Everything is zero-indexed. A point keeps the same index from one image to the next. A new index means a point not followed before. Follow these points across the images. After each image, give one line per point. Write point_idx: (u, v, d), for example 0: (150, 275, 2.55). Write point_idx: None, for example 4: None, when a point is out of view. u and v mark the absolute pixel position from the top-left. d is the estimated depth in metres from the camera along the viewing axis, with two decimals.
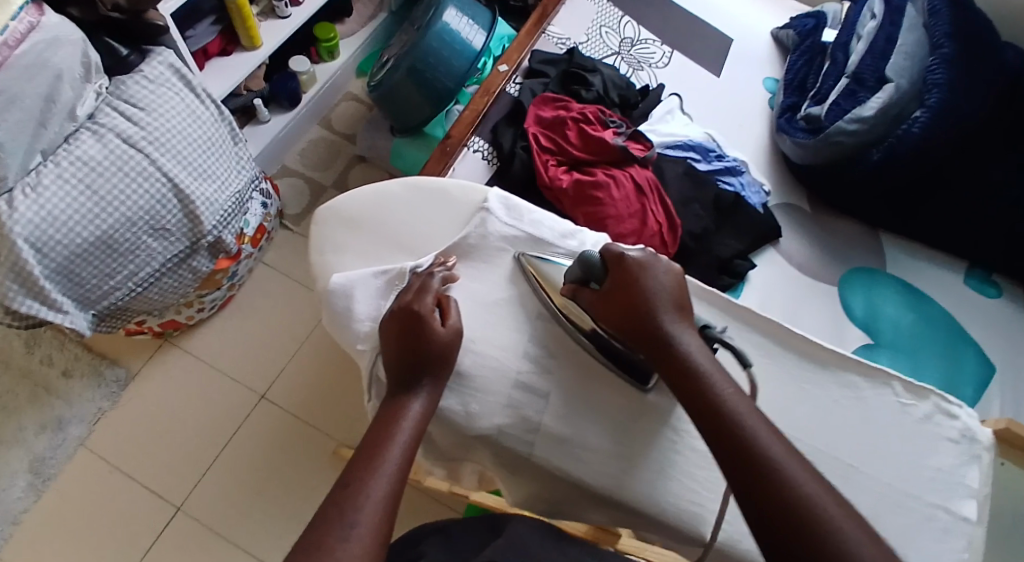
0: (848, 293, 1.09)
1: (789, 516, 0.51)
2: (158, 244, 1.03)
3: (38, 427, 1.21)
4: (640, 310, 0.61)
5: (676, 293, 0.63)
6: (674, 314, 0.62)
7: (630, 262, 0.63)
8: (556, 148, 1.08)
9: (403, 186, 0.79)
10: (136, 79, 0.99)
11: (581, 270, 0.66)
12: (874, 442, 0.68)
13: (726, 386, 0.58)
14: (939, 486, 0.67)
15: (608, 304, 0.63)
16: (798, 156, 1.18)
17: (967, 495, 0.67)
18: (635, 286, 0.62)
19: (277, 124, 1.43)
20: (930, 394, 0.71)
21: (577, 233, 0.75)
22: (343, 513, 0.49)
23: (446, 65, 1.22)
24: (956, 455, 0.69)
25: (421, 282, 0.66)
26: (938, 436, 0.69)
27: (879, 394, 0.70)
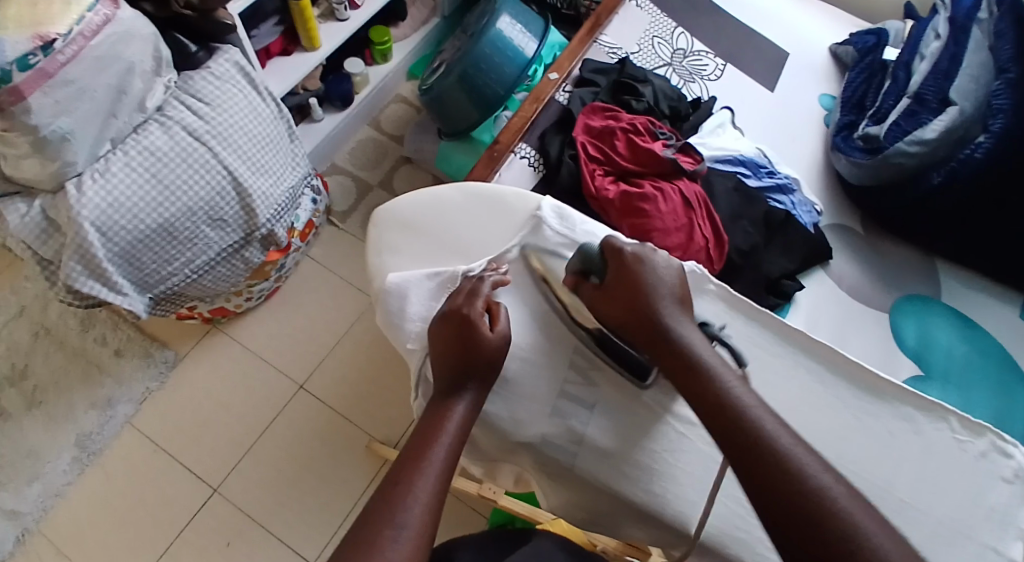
0: (899, 320, 1.06)
1: (816, 539, 0.49)
2: (214, 234, 1.06)
3: (88, 404, 1.25)
4: (641, 305, 0.61)
5: (677, 286, 0.63)
6: (677, 307, 0.62)
7: (627, 258, 0.63)
8: (604, 158, 1.07)
9: (460, 192, 0.80)
10: (203, 75, 1.02)
11: (580, 264, 0.67)
12: (922, 475, 0.66)
13: (725, 371, 0.58)
14: (989, 525, 0.65)
15: (606, 298, 0.64)
16: (852, 175, 1.16)
17: (1017, 536, 0.65)
18: (634, 281, 0.62)
19: (329, 122, 1.46)
20: (986, 430, 0.68)
21: None
22: (390, 513, 0.50)
23: (498, 71, 1.23)
24: (1010, 494, 0.66)
25: (473, 286, 0.66)
26: (991, 474, 0.67)
27: (933, 428, 0.68)
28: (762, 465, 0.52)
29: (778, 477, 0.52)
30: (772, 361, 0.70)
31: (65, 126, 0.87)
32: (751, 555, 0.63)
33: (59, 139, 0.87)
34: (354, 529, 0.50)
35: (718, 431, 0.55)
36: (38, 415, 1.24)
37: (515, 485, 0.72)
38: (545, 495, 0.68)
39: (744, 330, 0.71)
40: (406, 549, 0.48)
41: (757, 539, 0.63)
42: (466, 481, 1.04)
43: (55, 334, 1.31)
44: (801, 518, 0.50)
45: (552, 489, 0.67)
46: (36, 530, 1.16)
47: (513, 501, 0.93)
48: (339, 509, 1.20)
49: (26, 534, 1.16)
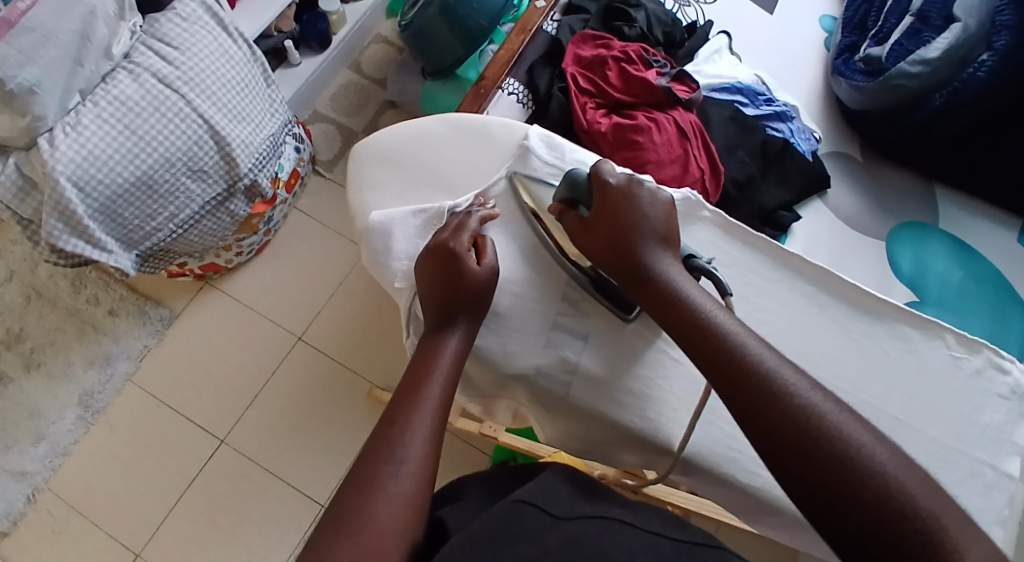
0: (896, 246, 1.04)
1: (812, 463, 0.48)
2: (197, 186, 1.03)
3: (87, 362, 1.25)
4: (621, 240, 0.60)
5: (663, 223, 0.61)
6: (660, 243, 0.60)
7: (609, 193, 0.62)
8: (595, 90, 1.03)
9: (442, 124, 0.77)
10: (168, 17, 0.98)
11: (568, 192, 0.65)
12: (921, 395, 0.65)
13: (707, 301, 0.56)
14: (986, 442, 0.65)
15: (591, 232, 0.62)
16: (852, 99, 1.13)
17: (1014, 451, 0.65)
18: (614, 216, 0.61)
19: (308, 66, 1.41)
20: (983, 347, 0.68)
21: None
22: (389, 448, 0.49)
23: (481, 2, 1.17)
24: (1006, 411, 0.66)
25: (460, 221, 0.64)
26: (987, 391, 0.67)
27: (929, 346, 0.67)
28: (748, 389, 0.51)
29: (757, 400, 0.50)
30: (768, 285, 0.69)
31: (31, 77, 0.84)
32: (745, 475, 0.63)
33: (25, 92, 0.84)
34: (354, 468, 0.49)
35: (705, 364, 0.54)
36: (37, 376, 1.24)
37: (512, 421, 0.73)
38: (541, 429, 0.67)
39: (739, 256, 0.70)
40: (405, 482, 0.48)
41: (752, 460, 0.63)
42: (466, 423, 1.04)
43: (48, 296, 1.30)
44: (798, 446, 0.48)
45: (547, 422, 0.66)
46: (46, 488, 1.17)
47: (515, 437, 0.99)
48: (341, 455, 1.21)
49: (34, 493, 1.17)
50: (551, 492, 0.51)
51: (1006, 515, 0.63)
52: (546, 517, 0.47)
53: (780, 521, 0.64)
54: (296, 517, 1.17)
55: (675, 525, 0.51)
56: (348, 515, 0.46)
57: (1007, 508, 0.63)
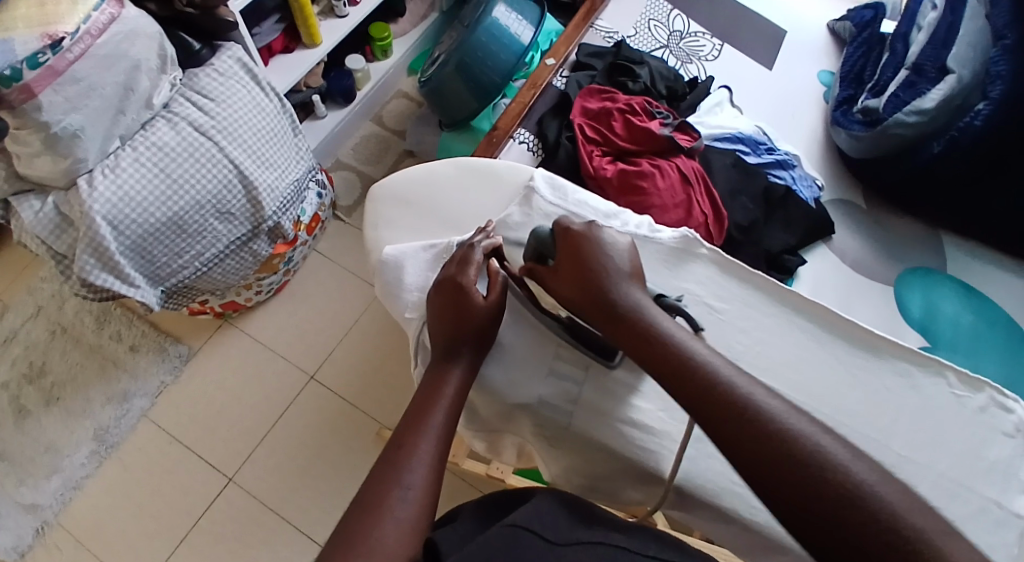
0: (905, 292, 1.07)
1: (793, 490, 0.50)
2: (223, 227, 1.08)
3: (106, 398, 1.28)
4: (591, 282, 0.62)
5: (628, 261, 0.64)
6: (629, 279, 0.63)
7: (577, 236, 0.64)
8: (601, 139, 1.08)
9: (452, 167, 0.81)
10: (206, 72, 1.05)
11: (535, 250, 0.68)
12: (924, 431, 0.66)
13: (680, 333, 0.59)
14: (990, 478, 0.65)
15: (559, 277, 0.64)
16: (852, 149, 1.17)
17: (1020, 490, 0.65)
18: (583, 259, 0.63)
19: (331, 120, 1.47)
20: (984, 385, 0.69)
21: (621, 214, 0.76)
22: (395, 471, 0.53)
23: (493, 59, 1.25)
24: (1010, 448, 0.67)
25: (464, 253, 0.67)
26: (990, 428, 0.67)
27: (932, 383, 0.69)
28: (750, 429, 0.52)
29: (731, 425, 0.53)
30: (767, 320, 0.71)
31: (75, 123, 0.90)
32: (746, 509, 0.64)
33: (69, 135, 0.90)
34: (363, 492, 0.52)
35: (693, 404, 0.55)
36: (55, 410, 1.27)
37: (519, 456, 0.75)
38: (546, 462, 0.69)
39: (735, 292, 0.72)
40: (408, 505, 0.51)
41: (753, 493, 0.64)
42: (473, 464, 1.06)
43: (72, 332, 1.34)
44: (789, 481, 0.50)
45: (554, 455, 0.68)
46: (57, 523, 1.19)
47: (521, 478, 1.00)
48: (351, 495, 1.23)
49: (46, 527, 1.18)
50: (544, 516, 0.52)
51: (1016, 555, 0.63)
52: (542, 544, 0.48)
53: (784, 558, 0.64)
54: (303, 558, 1.17)
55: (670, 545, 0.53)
56: (356, 541, 0.48)
57: (1016, 547, 0.63)
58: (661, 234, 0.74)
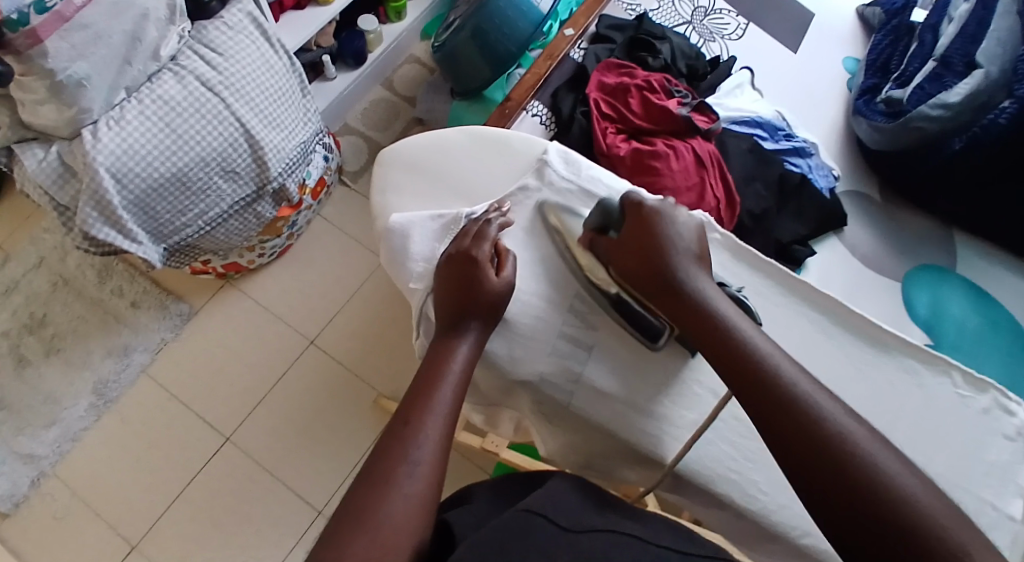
0: (913, 290, 1.05)
1: (825, 481, 0.48)
2: (227, 186, 1.06)
3: (106, 352, 1.28)
4: (655, 259, 0.61)
5: (696, 244, 0.62)
6: (694, 261, 0.61)
7: (647, 211, 0.63)
8: (616, 116, 1.06)
9: (464, 135, 0.79)
10: (216, 25, 1.03)
11: (599, 219, 0.67)
12: (924, 429, 0.66)
13: (742, 320, 0.57)
14: (990, 481, 0.64)
15: (622, 250, 0.63)
16: (873, 140, 1.14)
17: (1017, 494, 0.64)
18: (650, 233, 0.62)
19: (342, 82, 1.45)
20: (989, 387, 0.68)
21: (634, 193, 0.74)
22: (403, 448, 0.51)
23: (511, 27, 1.22)
24: (1012, 452, 0.66)
25: (477, 228, 0.67)
26: (993, 431, 0.66)
27: (938, 383, 0.68)
28: (794, 432, 0.50)
29: (784, 418, 0.51)
30: (776, 310, 0.70)
31: (80, 71, 0.88)
32: (743, 498, 0.63)
33: (74, 84, 0.88)
34: (369, 465, 0.51)
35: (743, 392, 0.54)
36: (54, 361, 1.27)
37: (516, 432, 0.74)
38: (543, 440, 0.69)
39: (748, 280, 0.71)
40: (417, 482, 0.50)
41: (750, 482, 0.63)
42: (469, 437, 1.06)
43: (74, 285, 1.34)
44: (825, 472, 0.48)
45: (552, 433, 0.67)
46: (53, 473, 1.20)
47: (515, 454, 1.00)
48: (345, 461, 1.23)
49: (43, 476, 1.19)
50: (558, 502, 0.52)
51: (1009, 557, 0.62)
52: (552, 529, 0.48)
53: (776, 548, 0.64)
54: (296, 520, 1.18)
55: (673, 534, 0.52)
56: (361, 516, 0.47)
57: (1009, 550, 0.62)
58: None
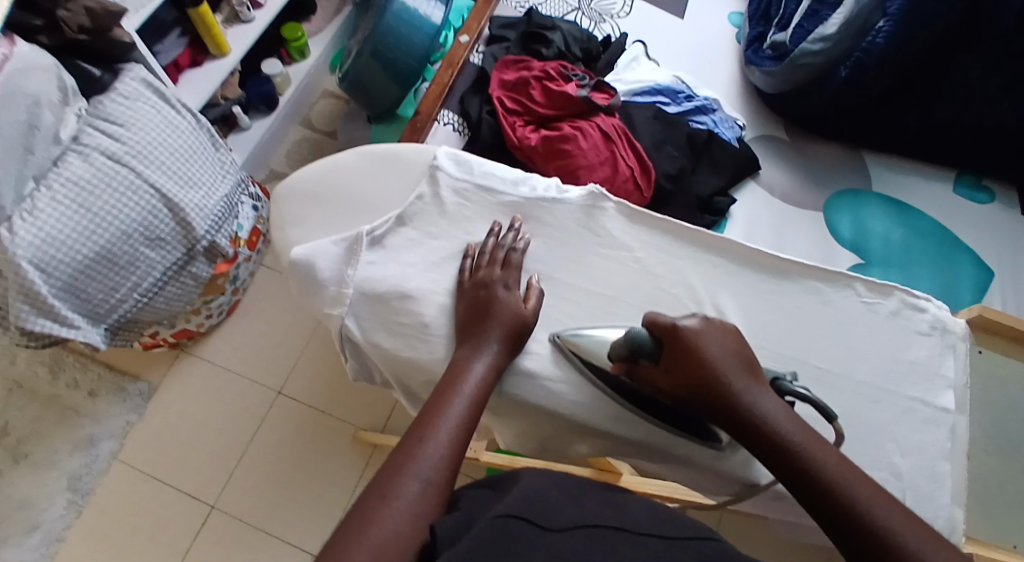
0: (835, 216, 1.12)
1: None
2: (155, 253, 1.07)
3: (72, 447, 1.27)
4: (709, 390, 0.57)
5: (736, 354, 0.59)
6: (744, 376, 0.58)
7: (687, 340, 0.59)
8: (521, 109, 1.08)
9: (357, 156, 0.75)
10: (112, 98, 1.02)
11: (628, 348, 0.61)
12: (836, 342, 0.67)
13: (815, 441, 0.55)
14: (913, 376, 0.66)
15: (669, 383, 0.59)
16: (767, 85, 1.19)
17: (945, 385, 0.66)
18: (698, 368, 0.58)
19: (258, 129, 1.43)
20: (894, 290, 0.69)
21: (528, 179, 0.72)
22: (412, 464, 0.50)
23: (408, 44, 1.22)
24: (930, 345, 0.68)
25: (491, 255, 0.65)
26: (907, 329, 0.68)
27: (842, 295, 0.69)
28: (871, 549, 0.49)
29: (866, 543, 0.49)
30: (682, 262, 0.69)
31: None
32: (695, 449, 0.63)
33: None
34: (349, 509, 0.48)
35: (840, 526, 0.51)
36: (23, 466, 1.25)
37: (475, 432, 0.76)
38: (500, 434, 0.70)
39: (648, 241, 0.70)
40: (422, 491, 0.49)
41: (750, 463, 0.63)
42: None
43: (27, 386, 1.32)
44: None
45: (498, 422, 0.67)
46: None
47: (494, 454, 1.01)
48: (333, 502, 1.24)
49: None
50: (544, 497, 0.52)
51: (949, 449, 0.64)
52: (534, 529, 0.46)
53: (733, 489, 0.65)
54: None
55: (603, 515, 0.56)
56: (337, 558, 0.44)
57: (948, 441, 0.64)
58: (569, 195, 0.71)
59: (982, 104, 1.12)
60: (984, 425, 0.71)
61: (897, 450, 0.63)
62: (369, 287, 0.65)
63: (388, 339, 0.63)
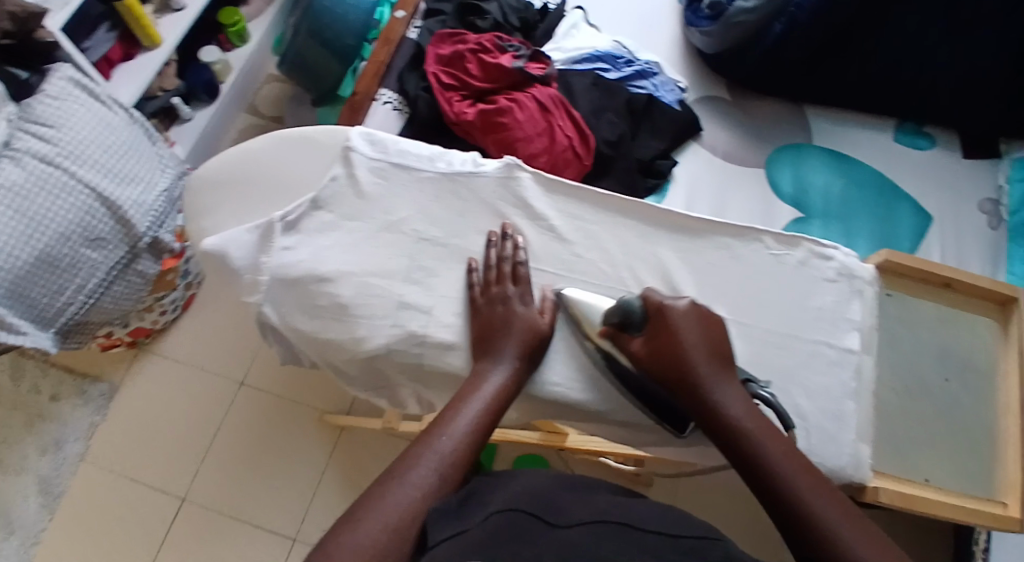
0: (776, 170, 1.13)
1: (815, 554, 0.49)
2: (97, 254, 1.06)
3: (39, 451, 1.27)
4: (680, 372, 0.59)
5: (716, 348, 0.60)
6: (718, 368, 0.59)
7: (671, 320, 0.61)
8: (459, 84, 1.07)
9: (271, 141, 0.72)
10: (40, 99, 1.02)
11: (619, 316, 0.62)
12: (749, 293, 0.70)
13: (774, 439, 0.55)
14: (822, 323, 0.70)
15: (645, 359, 0.61)
16: (707, 46, 1.19)
17: (850, 327, 0.70)
18: (672, 351, 0.60)
19: (200, 119, 1.40)
20: (801, 241, 0.72)
21: (446, 154, 0.71)
22: (425, 457, 0.52)
23: (344, 23, 1.20)
24: (837, 292, 0.71)
25: (499, 268, 0.65)
26: (815, 278, 0.71)
27: (751, 250, 0.71)
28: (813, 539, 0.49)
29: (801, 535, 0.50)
30: (597, 228, 0.70)
31: None
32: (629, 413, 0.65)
33: None
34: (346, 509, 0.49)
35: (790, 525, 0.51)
36: None
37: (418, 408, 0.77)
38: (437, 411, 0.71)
39: (579, 212, 0.71)
40: (433, 482, 0.51)
41: None
42: (410, 424, 1.09)
43: None
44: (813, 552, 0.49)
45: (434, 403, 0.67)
46: None
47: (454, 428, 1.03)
48: (305, 486, 1.25)
49: None
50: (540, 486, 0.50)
51: (853, 389, 0.68)
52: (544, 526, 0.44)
53: (658, 443, 0.66)
54: (272, 552, 1.20)
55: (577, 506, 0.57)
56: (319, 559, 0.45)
57: (852, 381, 0.68)
58: (485, 168, 0.70)
59: (919, 49, 1.12)
60: (888, 367, 0.74)
61: (804, 393, 0.67)
62: (283, 273, 0.65)
63: (305, 321, 0.64)
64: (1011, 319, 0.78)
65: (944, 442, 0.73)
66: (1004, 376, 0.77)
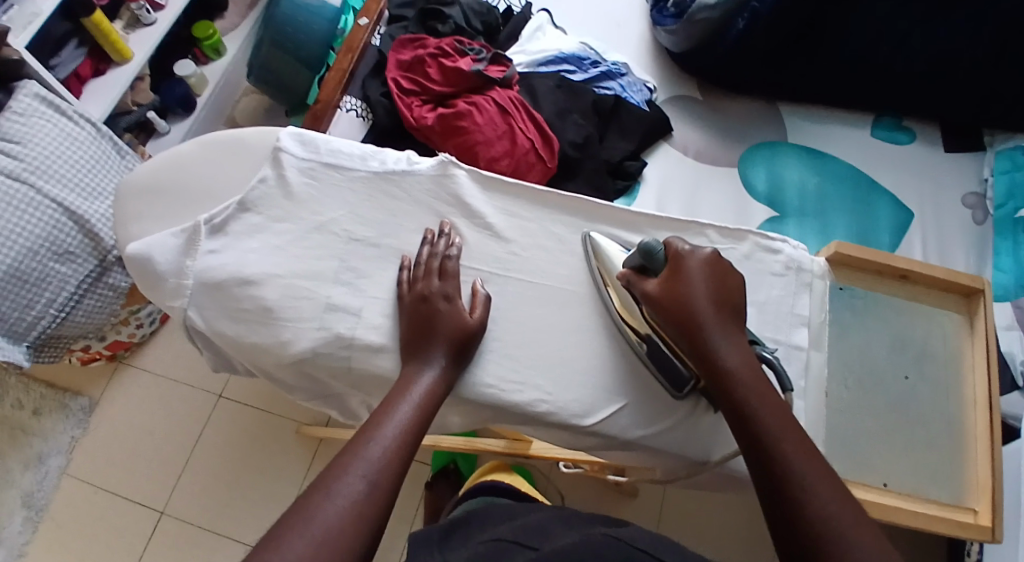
0: (749, 169, 1.11)
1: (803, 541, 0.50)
2: (67, 268, 1.06)
3: (22, 465, 1.26)
4: (686, 317, 0.59)
5: (721, 298, 0.60)
6: (720, 317, 0.59)
7: (687, 269, 0.60)
8: (417, 88, 1.06)
9: (197, 146, 0.71)
10: (7, 116, 1.04)
11: (641, 258, 0.62)
12: None
13: (768, 400, 0.56)
14: (768, 318, 0.68)
15: (655, 302, 0.60)
16: (674, 44, 1.17)
17: (798, 323, 0.68)
18: (681, 298, 0.59)
19: (176, 133, 1.42)
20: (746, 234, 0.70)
21: (379, 153, 0.70)
22: (355, 464, 0.51)
23: (307, 30, 1.20)
24: (784, 285, 0.70)
25: (428, 264, 0.64)
26: (762, 272, 0.70)
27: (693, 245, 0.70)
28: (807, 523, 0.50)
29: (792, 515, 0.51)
30: (534, 226, 0.69)
31: None
32: (570, 413, 0.63)
33: None
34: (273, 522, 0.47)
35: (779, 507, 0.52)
36: None
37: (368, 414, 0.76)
38: None
39: (525, 213, 0.70)
40: (363, 493, 0.49)
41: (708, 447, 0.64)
42: None
43: None
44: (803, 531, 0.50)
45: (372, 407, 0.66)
46: None
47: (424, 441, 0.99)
48: (284, 495, 1.24)
49: None
50: None
51: (801, 387, 0.67)
52: None
53: (599, 445, 0.65)
54: None
55: (534, 530, 0.58)
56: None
57: (799, 378, 0.67)
58: (418, 166, 0.70)
59: (889, 42, 1.10)
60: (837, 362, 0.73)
61: None
62: (207, 277, 0.64)
63: (231, 326, 0.64)
64: (976, 312, 0.76)
65: (905, 441, 0.71)
66: (970, 371, 0.74)
